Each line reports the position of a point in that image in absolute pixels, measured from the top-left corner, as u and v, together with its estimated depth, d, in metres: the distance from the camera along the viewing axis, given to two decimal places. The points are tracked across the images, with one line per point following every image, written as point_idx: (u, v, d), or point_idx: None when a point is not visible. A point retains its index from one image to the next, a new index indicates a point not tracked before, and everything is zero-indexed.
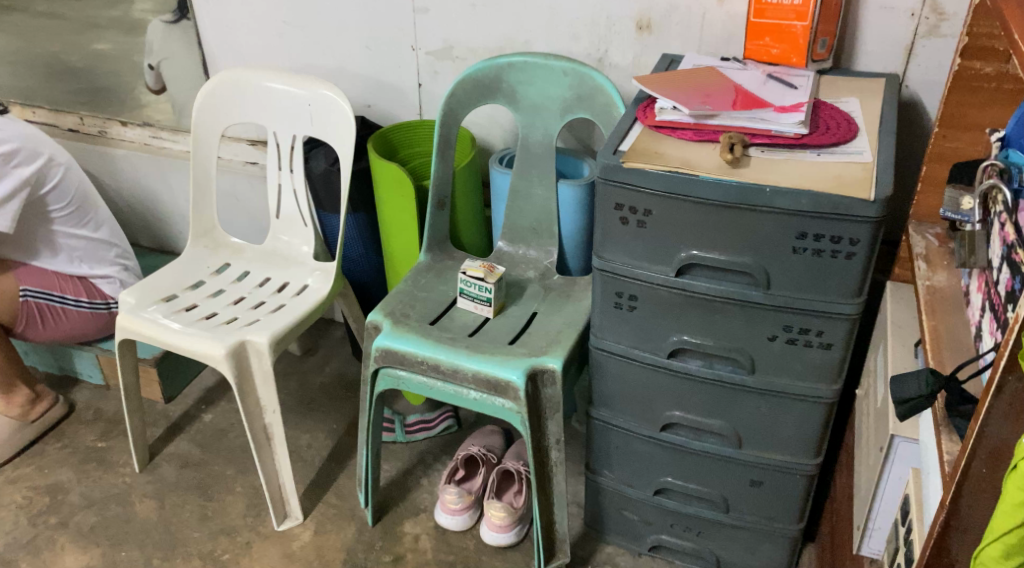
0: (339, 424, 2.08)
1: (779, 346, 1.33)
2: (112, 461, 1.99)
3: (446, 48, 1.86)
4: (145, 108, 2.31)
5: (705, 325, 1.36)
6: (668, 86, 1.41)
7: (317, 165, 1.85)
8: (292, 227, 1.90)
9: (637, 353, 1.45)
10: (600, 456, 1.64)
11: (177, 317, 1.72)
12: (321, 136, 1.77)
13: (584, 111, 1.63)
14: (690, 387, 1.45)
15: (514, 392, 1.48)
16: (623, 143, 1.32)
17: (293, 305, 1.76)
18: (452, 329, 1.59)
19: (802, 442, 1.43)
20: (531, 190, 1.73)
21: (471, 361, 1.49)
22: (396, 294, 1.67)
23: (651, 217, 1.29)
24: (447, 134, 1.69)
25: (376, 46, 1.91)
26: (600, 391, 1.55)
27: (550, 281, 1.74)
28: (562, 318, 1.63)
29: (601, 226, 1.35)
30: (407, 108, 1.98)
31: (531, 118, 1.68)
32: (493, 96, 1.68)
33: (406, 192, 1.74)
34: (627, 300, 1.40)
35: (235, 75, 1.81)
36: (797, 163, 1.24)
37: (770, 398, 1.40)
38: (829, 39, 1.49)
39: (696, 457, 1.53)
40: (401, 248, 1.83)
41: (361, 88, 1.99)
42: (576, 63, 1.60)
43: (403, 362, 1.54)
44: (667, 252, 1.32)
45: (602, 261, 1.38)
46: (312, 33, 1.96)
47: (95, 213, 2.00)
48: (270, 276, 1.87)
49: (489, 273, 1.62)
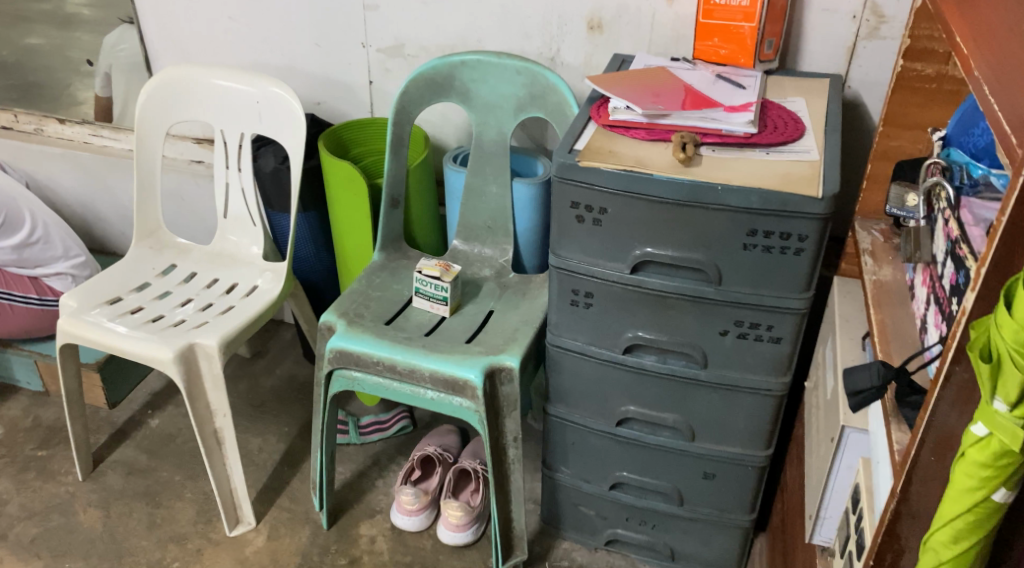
0: (292, 427, 2.06)
1: (730, 341, 1.36)
2: (53, 470, 1.93)
3: (397, 45, 1.85)
4: (82, 105, 2.25)
5: (659, 321, 1.38)
6: (620, 87, 1.43)
7: (266, 164, 1.82)
8: (241, 227, 1.87)
9: (593, 350, 1.46)
10: (557, 452, 1.65)
11: (123, 320, 1.68)
12: (269, 133, 1.75)
13: (537, 110, 1.64)
14: (644, 382, 1.47)
15: (471, 391, 1.48)
16: (578, 142, 1.34)
17: (243, 307, 1.73)
18: (407, 329, 1.59)
19: (752, 435, 1.46)
20: (484, 188, 1.73)
21: (428, 361, 1.49)
22: (349, 294, 1.65)
23: (606, 215, 1.31)
24: (400, 133, 1.69)
25: (326, 43, 1.89)
26: (557, 388, 1.56)
27: (505, 280, 1.74)
28: (517, 316, 1.64)
29: (556, 224, 1.36)
30: (358, 107, 1.97)
31: (484, 116, 1.68)
32: (446, 94, 1.68)
33: (358, 191, 1.72)
34: (583, 297, 1.42)
35: (181, 71, 1.78)
36: (747, 161, 1.26)
37: (722, 393, 1.42)
38: (776, 39, 1.52)
39: (651, 451, 1.56)
40: (353, 248, 1.81)
41: (311, 86, 1.97)
42: (530, 62, 1.61)
43: (358, 363, 1.53)
44: (622, 249, 1.33)
45: (558, 258, 1.39)
46: (260, 29, 1.93)
47: (25, 214, 1.90)
48: (218, 277, 1.83)
49: (445, 272, 1.62)
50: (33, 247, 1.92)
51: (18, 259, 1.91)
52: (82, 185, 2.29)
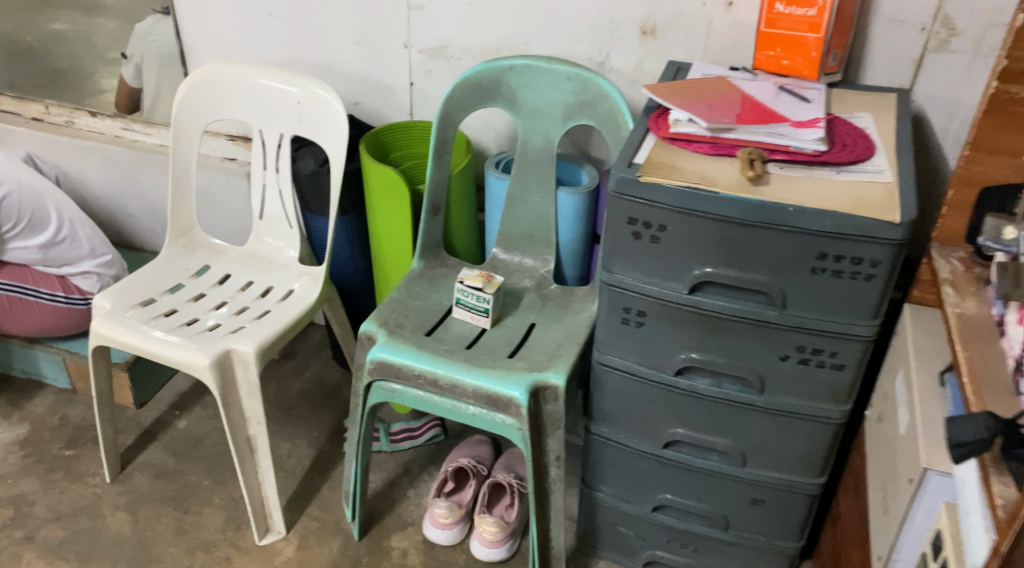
0: (321, 432, 2.02)
1: (790, 365, 1.31)
2: (80, 470, 1.89)
3: (441, 46, 1.80)
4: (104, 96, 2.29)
5: (716, 343, 1.33)
6: (679, 97, 1.38)
7: (305, 166, 1.77)
8: (276, 228, 1.83)
9: (643, 370, 1.41)
10: (596, 470, 1.61)
11: (156, 323, 1.64)
12: (309, 134, 1.70)
13: (587, 118, 1.58)
14: (695, 404, 1.42)
15: (516, 408, 1.42)
16: (638, 155, 1.28)
17: (280, 312, 1.70)
18: (448, 341, 1.54)
19: (807, 461, 1.41)
20: (528, 197, 1.68)
21: (471, 376, 1.44)
22: (388, 303, 1.61)
23: (665, 233, 1.26)
24: (444, 137, 1.64)
25: (366, 43, 1.84)
26: (602, 406, 1.51)
27: (546, 291, 1.69)
28: (560, 329, 1.58)
29: (610, 240, 1.31)
30: (396, 108, 1.92)
31: (530, 123, 1.63)
32: (492, 99, 1.62)
33: (399, 197, 1.67)
34: (635, 316, 1.37)
35: (220, 68, 1.73)
36: (818, 181, 1.21)
37: (778, 418, 1.38)
38: (840, 51, 1.46)
39: (698, 474, 1.51)
40: (390, 255, 1.76)
41: (349, 85, 1.92)
42: (581, 68, 1.55)
43: (399, 376, 1.49)
44: (680, 269, 1.28)
45: (610, 276, 1.34)
46: (299, 26, 1.88)
47: (52, 213, 1.87)
48: (252, 280, 1.80)
49: (488, 283, 1.57)
50: (59, 246, 1.88)
51: (43, 258, 1.87)
52: (110, 180, 2.24)
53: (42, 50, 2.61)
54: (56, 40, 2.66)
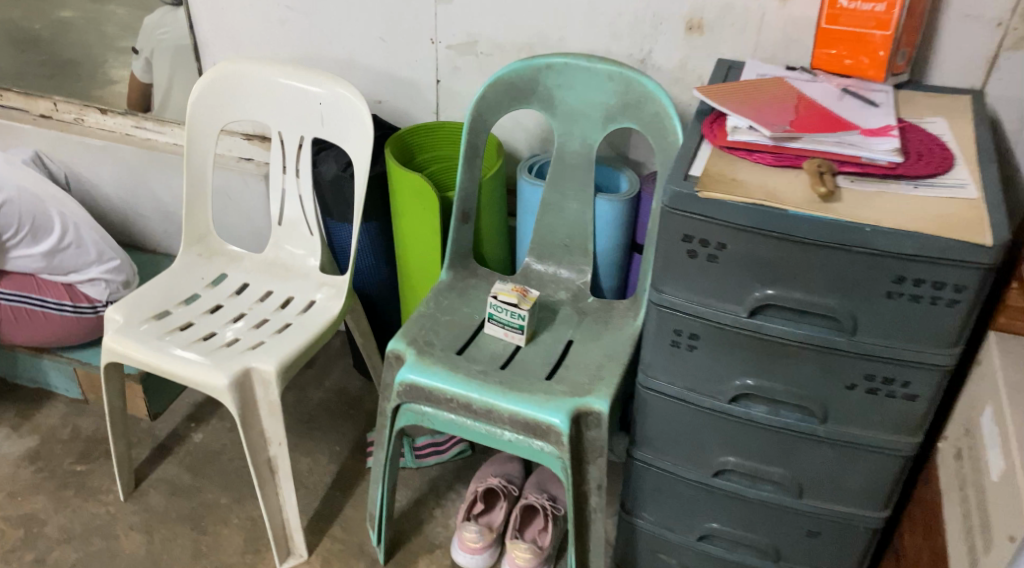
0: (343, 446, 1.92)
1: (857, 395, 1.21)
2: (92, 487, 1.81)
3: (470, 42, 1.69)
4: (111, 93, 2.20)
5: (775, 370, 1.23)
6: (736, 101, 1.28)
7: (327, 171, 1.67)
8: (296, 235, 1.73)
9: (694, 396, 1.32)
10: (637, 496, 1.51)
11: (172, 339, 1.55)
12: (331, 137, 1.60)
13: (630, 121, 1.47)
14: (749, 432, 1.32)
15: (555, 436, 1.33)
16: (693, 167, 1.18)
17: (301, 325, 1.60)
18: (481, 361, 1.44)
19: (870, 494, 1.31)
20: (564, 204, 1.57)
21: (507, 401, 1.34)
22: (416, 318, 1.50)
23: (724, 251, 1.16)
24: (475, 141, 1.53)
25: (391, 38, 1.74)
26: (647, 432, 1.41)
27: (583, 305, 1.58)
28: (600, 348, 1.47)
29: (662, 258, 1.21)
30: (422, 107, 1.81)
31: (568, 125, 1.52)
32: (527, 101, 1.51)
33: (427, 204, 1.56)
34: (686, 339, 1.27)
35: (237, 66, 1.63)
36: (896, 197, 1.10)
37: (840, 449, 1.28)
38: (908, 50, 1.35)
39: (749, 505, 1.41)
40: (416, 264, 1.65)
41: (371, 81, 1.81)
42: (623, 67, 1.44)
43: (429, 399, 1.39)
44: (739, 290, 1.18)
45: (661, 296, 1.24)
46: (319, 19, 1.77)
47: (57, 218, 1.77)
48: (272, 289, 1.70)
49: (523, 299, 1.47)
50: (64, 252, 1.79)
51: (47, 266, 1.78)
52: (121, 180, 2.14)
53: (52, 41, 2.51)
54: (66, 30, 2.56)
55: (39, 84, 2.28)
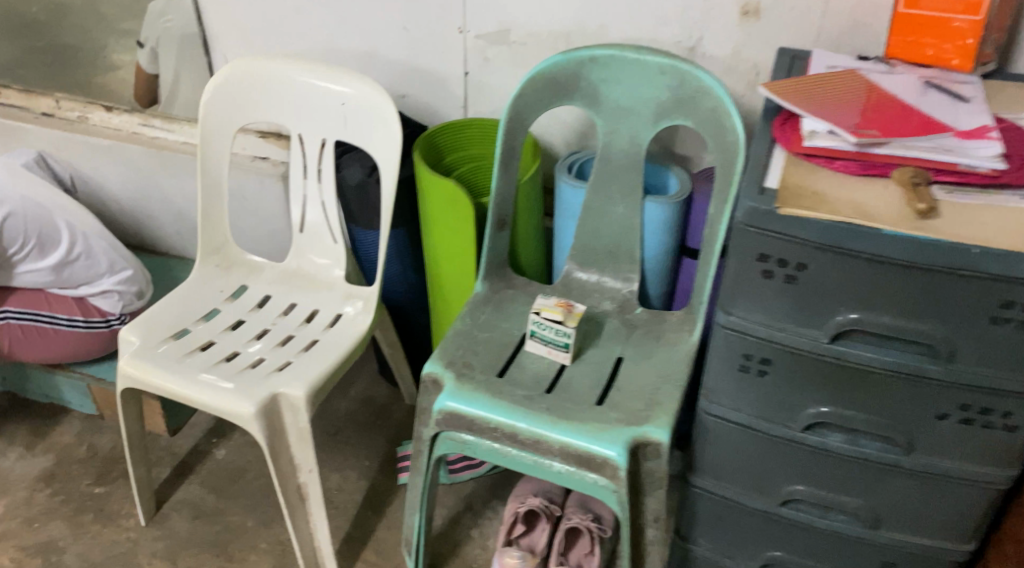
0: (373, 461, 1.79)
1: (949, 426, 1.10)
2: (112, 511, 1.72)
3: (501, 31, 1.55)
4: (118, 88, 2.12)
5: (856, 398, 1.13)
6: (810, 101, 1.15)
7: (351, 176, 1.55)
8: (319, 243, 1.62)
9: (763, 424, 1.21)
10: (693, 523, 1.41)
11: (192, 361, 1.45)
12: (355, 141, 1.48)
13: (684, 118, 1.34)
14: (824, 462, 1.21)
15: (612, 470, 1.22)
16: (768, 179, 1.07)
17: (329, 343, 1.50)
18: (525, 384, 1.32)
19: (955, 526, 1.20)
20: (610, 208, 1.44)
21: (558, 432, 1.23)
22: (452, 337, 1.39)
23: (805, 272, 1.05)
24: (512, 143, 1.40)
25: (415, 27, 1.60)
26: (709, 458, 1.31)
27: (631, 317, 1.45)
28: (653, 367, 1.35)
29: (732, 278, 1.10)
30: (449, 101, 1.68)
31: (615, 123, 1.39)
32: (569, 97, 1.38)
33: (460, 212, 1.44)
34: (757, 363, 1.16)
35: (251, 65, 1.51)
36: (1001, 213, 0.99)
37: (926, 481, 1.17)
38: (997, 36, 1.23)
39: (818, 535, 1.30)
40: (449, 274, 1.53)
41: (394, 74, 1.68)
42: (676, 59, 1.31)
43: (471, 428, 1.28)
44: (819, 314, 1.07)
45: (729, 318, 1.13)
46: (337, 8, 1.64)
47: (64, 229, 1.66)
48: (295, 302, 1.60)
49: (569, 314, 1.35)
50: (74, 264, 1.68)
51: (56, 280, 1.68)
52: (130, 181, 2.03)
53: (49, 28, 2.36)
54: (64, 14, 2.41)
55: (41, 80, 2.16)
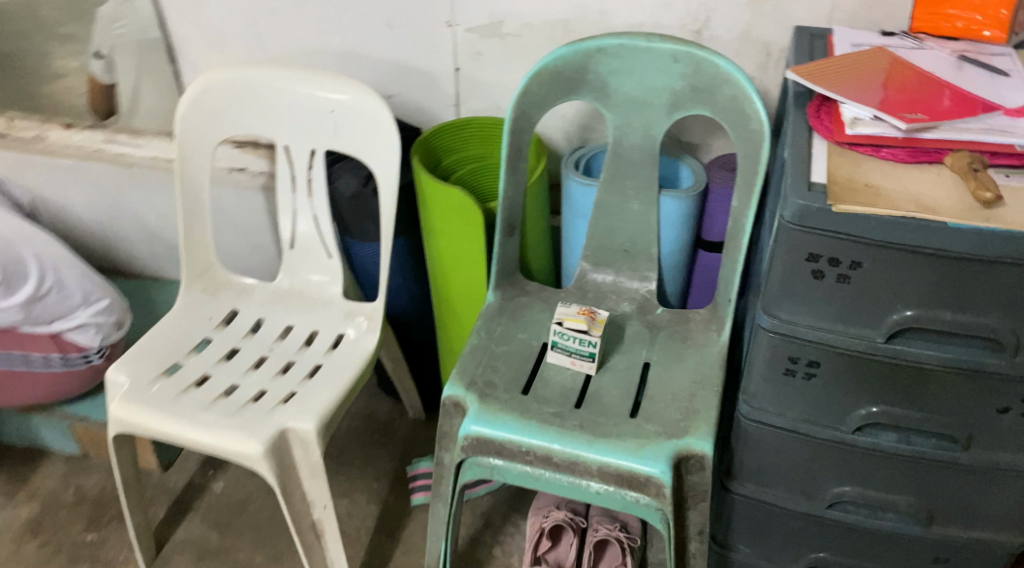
0: (382, 481, 1.68)
1: (1010, 419, 1.05)
2: (109, 559, 1.61)
3: (493, 23, 1.46)
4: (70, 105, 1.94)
5: (911, 397, 1.07)
6: (847, 82, 1.08)
7: (346, 186, 1.45)
8: (312, 259, 1.52)
9: (810, 428, 1.15)
10: (733, 530, 1.34)
11: (189, 399, 1.35)
12: (349, 149, 1.39)
13: (701, 107, 1.26)
14: (876, 463, 1.16)
15: (656, 488, 1.15)
16: (814, 172, 1.00)
17: (334, 367, 1.40)
18: (552, 400, 1.24)
19: (1013, 519, 1.16)
20: (625, 205, 1.36)
21: (596, 451, 1.16)
22: (469, 354, 1.30)
23: (859, 270, 0.99)
24: (519, 143, 1.31)
25: (400, 23, 1.50)
26: (750, 465, 1.24)
27: (653, 318, 1.38)
28: (685, 372, 1.28)
29: (778, 279, 1.04)
30: (439, 100, 1.58)
31: (626, 116, 1.31)
32: (577, 91, 1.30)
33: (467, 220, 1.35)
34: (804, 366, 1.10)
35: (228, 75, 1.40)
36: None
37: (984, 476, 1.12)
38: None
39: (867, 535, 1.25)
40: (456, 285, 1.44)
41: (379, 74, 1.58)
42: (690, 45, 1.23)
43: (501, 453, 1.20)
44: (874, 312, 1.01)
45: (775, 321, 1.07)
46: (314, 7, 1.53)
47: (31, 262, 1.54)
48: (292, 325, 1.50)
49: (593, 323, 1.26)
50: (45, 299, 1.56)
51: (27, 317, 1.56)
52: (96, 203, 1.90)
53: None
54: None
55: None
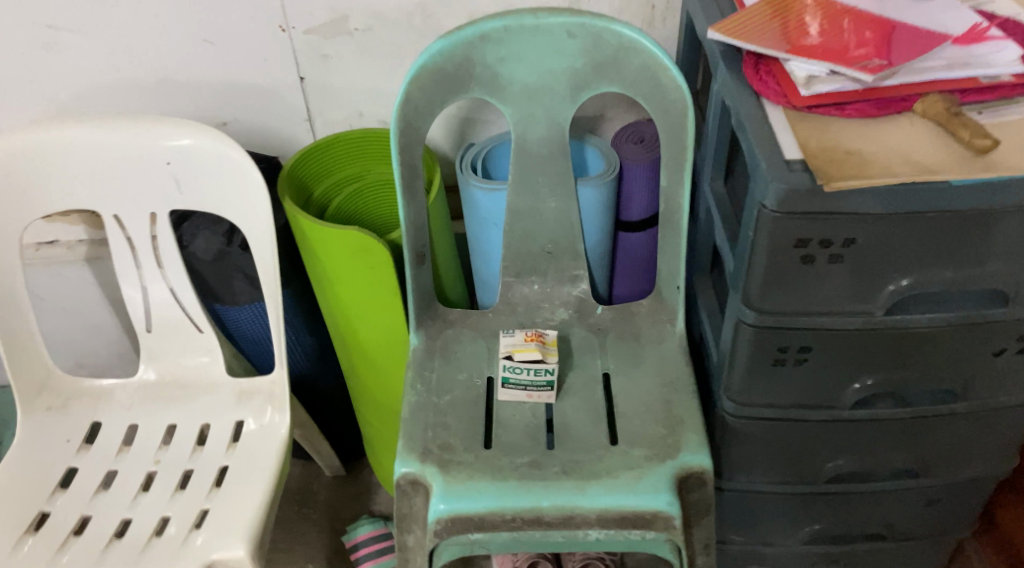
0: (317, 560, 1.47)
1: (1006, 359, 1.01)
2: None
3: (337, 18, 1.22)
4: None
5: (908, 361, 1.00)
6: (783, 34, 0.96)
7: (205, 249, 1.19)
8: (178, 340, 1.25)
9: (804, 412, 1.06)
10: (724, 523, 1.26)
11: (72, 557, 1.08)
12: (199, 205, 1.14)
13: (608, 83, 1.10)
14: (872, 430, 1.09)
15: (665, 522, 1.02)
16: (785, 148, 0.88)
17: (244, 466, 1.16)
18: (521, 447, 1.08)
19: (1003, 448, 1.14)
20: (542, 205, 1.19)
21: (589, 498, 1.02)
22: (410, 416, 1.11)
23: (853, 247, 0.89)
24: (412, 159, 1.11)
25: (223, 37, 1.23)
26: (739, 460, 1.15)
27: (595, 320, 1.23)
28: (649, 376, 1.16)
29: (764, 272, 0.92)
30: (287, 118, 1.33)
31: (526, 106, 1.13)
32: (465, 88, 1.10)
33: (368, 261, 1.13)
34: (794, 354, 1.00)
35: (19, 141, 1.10)
36: None
37: (977, 416, 1.08)
38: None
39: (863, 497, 1.20)
40: (366, 333, 1.23)
41: (205, 99, 1.30)
42: (586, 15, 1.06)
43: (482, 527, 1.02)
44: (869, 286, 0.92)
45: (762, 314, 0.96)
46: (105, 33, 1.22)
47: None
48: (176, 422, 1.23)
49: (545, 348, 1.11)
50: None
51: None
52: None
53: None
54: None
55: None
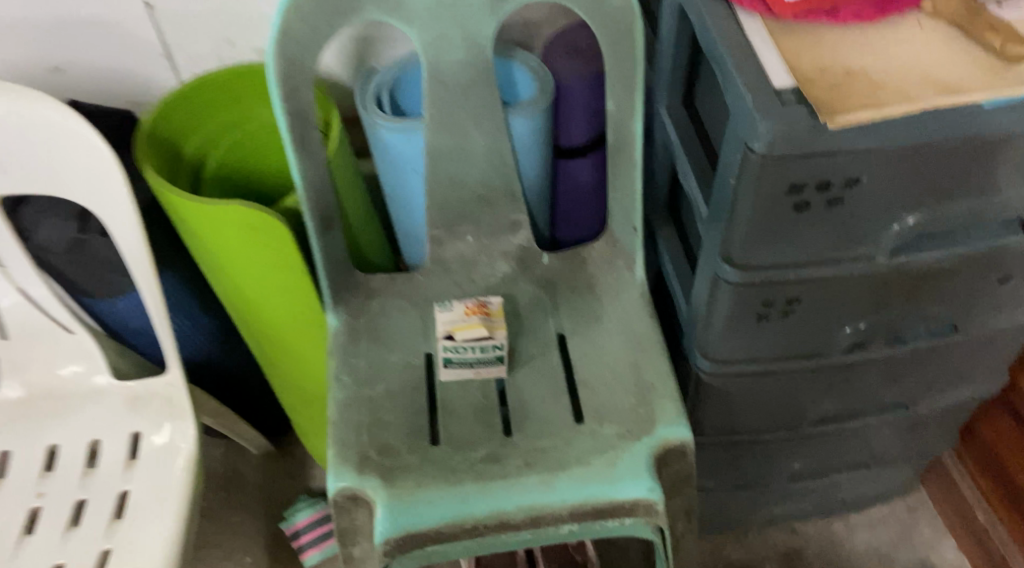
0: (256, 551, 1.32)
1: (1012, 285, 0.89)
2: None
3: None
4: None
5: (907, 300, 0.87)
6: None
7: (53, 238, 0.97)
8: (44, 346, 1.03)
9: (790, 363, 0.93)
10: (700, 473, 1.15)
11: None
12: (36, 186, 0.90)
13: None
14: (862, 371, 0.97)
15: (646, 509, 0.89)
16: (773, 72, 0.70)
17: (148, 489, 0.98)
18: (474, 438, 0.93)
19: (996, 368, 1.04)
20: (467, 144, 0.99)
21: (558, 493, 0.89)
22: (340, 416, 0.94)
23: (855, 188, 0.73)
24: (301, 106, 0.88)
25: None
26: (716, 416, 1.02)
27: (542, 270, 1.06)
28: (611, 334, 1.00)
29: (750, 224, 0.76)
30: (139, 56, 1.07)
31: (435, 26, 0.91)
32: (357, 10, 0.87)
33: (262, 237, 0.93)
34: (780, 307, 0.86)
35: None
36: None
37: (973, 343, 0.97)
38: None
39: (847, 432, 1.10)
40: (274, 315, 1.03)
41: (27, 40, 1.03)
42: None
43: (439, 540, 0.88)
44: (871, 227, 0.77)
45: (747, 270, 0.80)
46: None
47: None
48: (57, 442, 1.03)
49: (491, 321, 0.95)
50: None
51: None
52: None
53: None
54: None
55: None
